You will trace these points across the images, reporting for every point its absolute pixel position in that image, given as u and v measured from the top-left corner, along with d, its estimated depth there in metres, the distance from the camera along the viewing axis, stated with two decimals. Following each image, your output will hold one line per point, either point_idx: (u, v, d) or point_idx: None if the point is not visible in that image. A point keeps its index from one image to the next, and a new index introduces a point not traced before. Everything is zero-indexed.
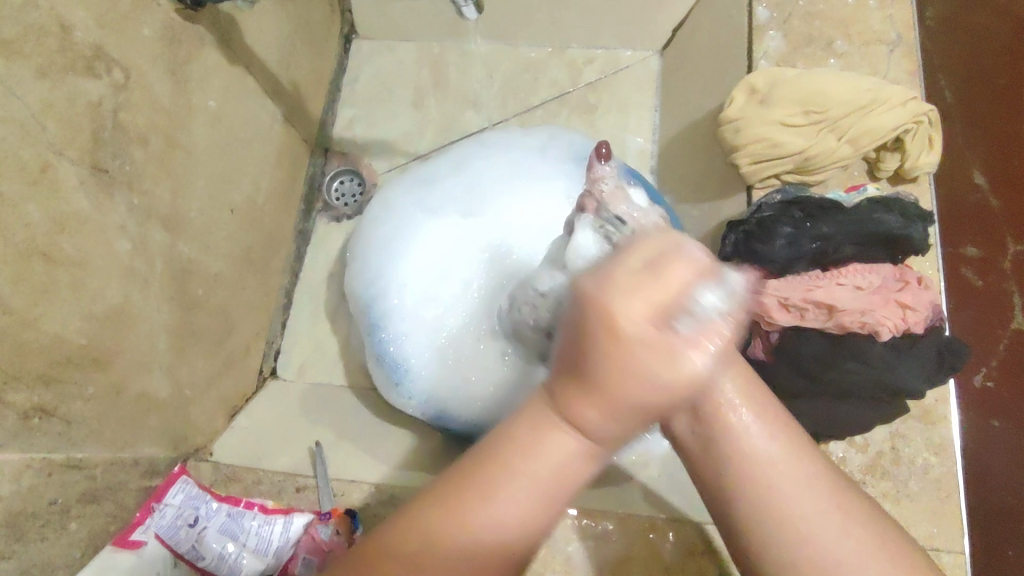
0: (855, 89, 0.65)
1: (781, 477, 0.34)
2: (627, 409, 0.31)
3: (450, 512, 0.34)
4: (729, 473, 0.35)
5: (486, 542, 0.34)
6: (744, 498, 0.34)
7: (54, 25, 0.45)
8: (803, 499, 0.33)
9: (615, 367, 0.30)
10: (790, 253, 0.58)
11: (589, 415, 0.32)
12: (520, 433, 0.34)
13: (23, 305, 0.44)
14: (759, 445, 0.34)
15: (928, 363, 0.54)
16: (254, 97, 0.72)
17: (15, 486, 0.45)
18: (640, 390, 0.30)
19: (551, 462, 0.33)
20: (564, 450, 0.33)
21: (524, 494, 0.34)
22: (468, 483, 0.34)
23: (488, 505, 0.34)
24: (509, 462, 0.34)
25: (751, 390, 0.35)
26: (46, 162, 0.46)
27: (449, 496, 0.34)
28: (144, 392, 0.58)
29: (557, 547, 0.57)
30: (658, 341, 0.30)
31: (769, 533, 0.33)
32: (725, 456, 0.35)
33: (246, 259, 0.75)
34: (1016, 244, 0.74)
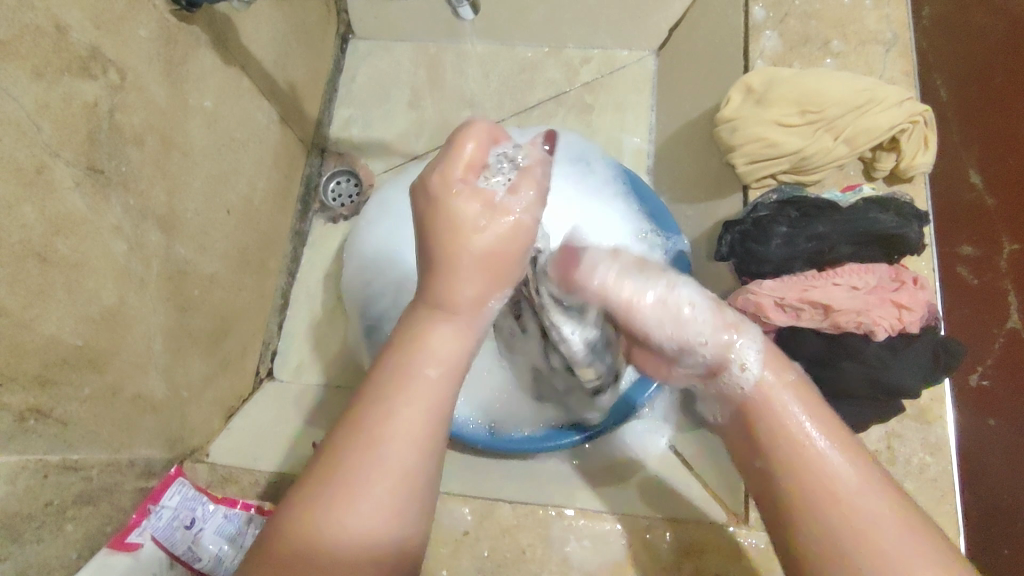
0: (850, 89, 0.65)
1: (859, 500, 0.39)
2: (465, 273, 0.41)
3: (330, 500, 0.37)
4: (813, 491, 0.40)
5: (375, 512, 0.37)
6: (821, 512, 0.40)
7: (50, 26, 0.45)
8: (880, 517, 0.39)
9: (448, 245, 0.41)
10: (785, 252, 0.59)
11: (456, 288, 0.41)
12: (408, 352, 0.41)
13: (19, 307, 0.44)
14: (839, 471, 0.40)
15: (924, 362, 0.54)
16: (250, 98, 0.72)
17: (12, 488, 0.45)
18: (472, 253, 0.41)
19: (428, 360, 0.40)
20: (443, 339, 0.41)
21: (416, 411, 0.39)
22: (347, 460, 0.38)
23: (368, 484, 0.37)
24: (398, 373, 0.40)
25: (830, 426, 0.42)
26: (42, 163, 0.45)
27: (342, 470, 0.37)
28: (141, 393, 0.58)
29: (554, 547, 0.57)
30: (478, 211, 0.41)
31: (848, 547, 0.38)
32: (806, 479, 0.41)
33: (242, 260, 0.75)
34: (1011, 242, 0.74)
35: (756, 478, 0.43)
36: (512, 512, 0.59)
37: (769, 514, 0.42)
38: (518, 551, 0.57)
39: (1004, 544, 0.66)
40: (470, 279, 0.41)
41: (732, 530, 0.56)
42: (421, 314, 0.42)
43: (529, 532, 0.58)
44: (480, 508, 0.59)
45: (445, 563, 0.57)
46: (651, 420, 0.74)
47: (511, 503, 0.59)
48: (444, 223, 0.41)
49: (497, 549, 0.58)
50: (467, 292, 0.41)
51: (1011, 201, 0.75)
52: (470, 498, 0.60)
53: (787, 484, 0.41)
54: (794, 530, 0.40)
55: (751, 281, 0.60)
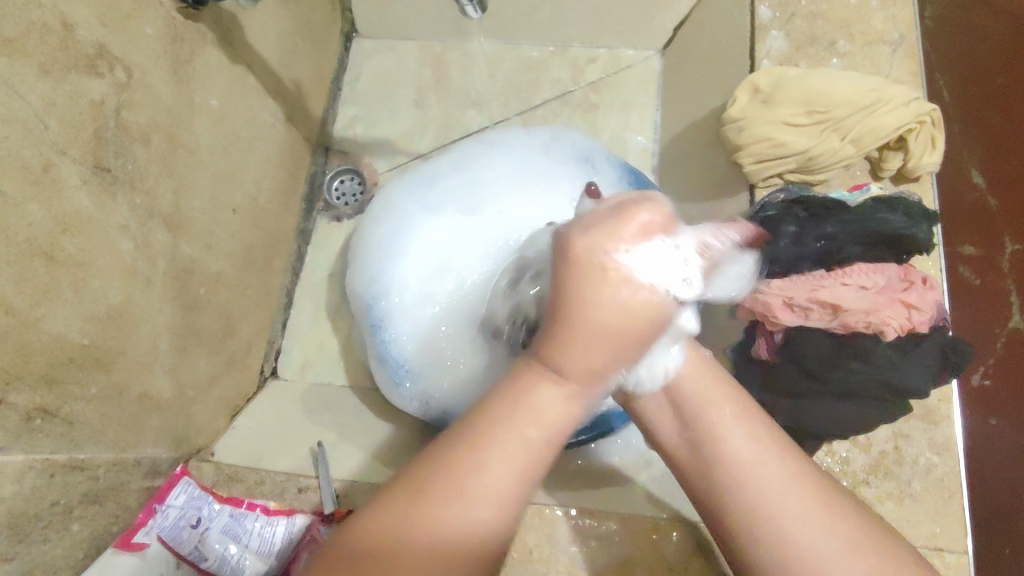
0: (858, 89, 0.65)
1: (762, 473, 0.39)
2: (600, 338, 0.35)
3: (430, 504, 0.35)
4: (718, 465, 0.40)
5: (471, 522, 0.35)
6: (734, 488, 0.39)
7: (56, 23, 0.45)
8: (778, 487, 0.38)
9: (584, 301, 0.35)
10: (794, 252, 0.58)
11: (571, 356, 0.36)
12: (513, 389, 0.37)
13: (26, 306, 0.44)
14: (738, 445, 0.40)
15: (932, 361, 0.54)
16: (256, 96, 0.72)
17: (18, 487, 0.45)
18: (606, 316, 0.35)
19: (536, 415, 0.36)
20: (547, 400, 0.37)
21: (508, 466, 0.36)
22: (449, 470, 0.36)
23: (470, 498, 0.35)
24: (499, 417, 0.37)
25: (730, 400, 0.42)
26: (48, 162, 0.45)
27: (437, 479, 0.36)
28: (147, 392, 0.58)
29: (561, 548, 0.57)
30: (616, 271, 0.35)
31: (753, 517, 0.38)
32: (709, 453, 0.41)
33: (248, 259, 0.74)
34: (1013, 242, 0.74)
35: (677, 459, 0.43)
36: (518, 513, 0.59)
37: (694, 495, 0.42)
38: (525, 551, 0.57)
39: (1006, 543, 0.67)
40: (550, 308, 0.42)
41: None
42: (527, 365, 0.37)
43: (536, 532, 0.58)
44: None
45: None
46: None
47: (519, 503, 0.59)
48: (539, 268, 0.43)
49: (504, 549, 0.57)
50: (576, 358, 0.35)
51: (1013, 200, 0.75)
52: None
53: (697, 461, 0.41)
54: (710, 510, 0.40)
55: (760, 282, 0.60)
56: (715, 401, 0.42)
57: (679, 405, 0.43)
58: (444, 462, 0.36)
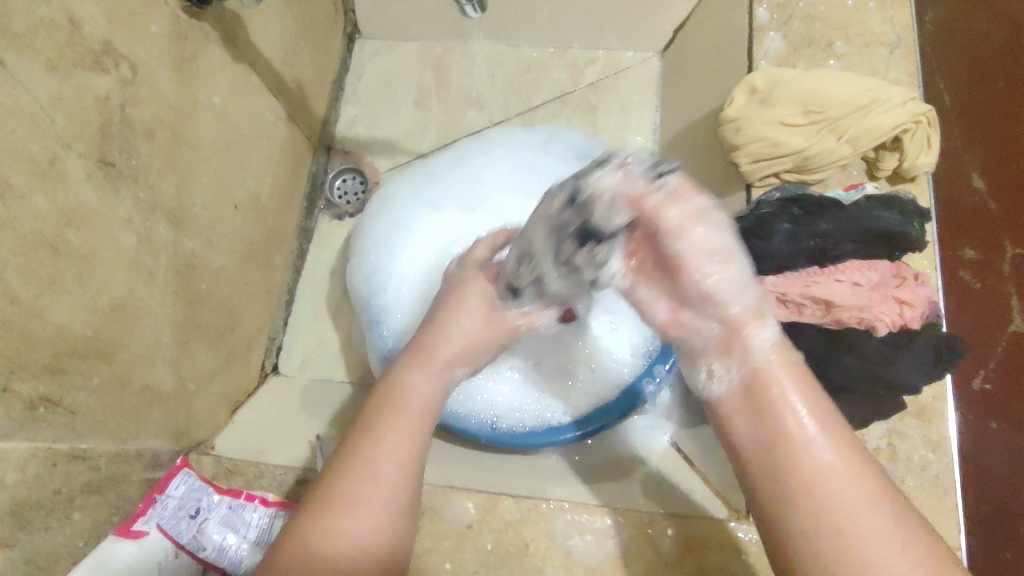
0: (855, 89, 0.65)
1: (835, 484, 0.41)
2: (451, 330, 0.53)
3: (329, 515, 0.43)
4: (799, 471, 0.42)
5: (368, 522, 0.43)
6: (802, 491, 0.42)
7: (63, 19, 0.46)
8: (856, 499, 0.41)
9: (451, 310, 0.55)
10: (787, 249, 0.59)
11: (438, 346, 0.52)
12: (394, 384, 0.50)
13: (31, 296, 0.45)
14: (821, 454, 0.42)
15: (924, 358, 0.54)
16: (259, 95, 0.73)
17: (21, 475, 0.45)
18: (462, 316, 0.54)
19: (412, 398, 0.49)
20: (418, 382, 0.50)
21: (393, 445, 0.46)
22: (346, 474, 0.45)
23: (360, 500, 0.44)
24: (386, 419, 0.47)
25: (818, 408, 0.44)
26: (54, 155, 0.46)
27: (337, 487, 0.44)
28: (148, 385, 0.59)
29: (556, 542, 0.58)
30: (475, 286, 0.56)
31: (831, 536, 0.40)
32: (784, 453, 0.43)
33: (249, 255, 0.75)
34: (1013, 247, 0.75)
35: (742, 452, 0.45)
36: (514, 506, 0.59)
37: (749, 486, 0.45)
38: (521, 545, 0.58)
39: (1006, 547, 0.67)
40: (449, 342, 0.53)
41: (732, 526, 0.57)
42: (401, 365, 0.52)
43: (532, 526, 0.58)
44: (482, 501, 0.60)
45: (447, 557, 0.58)
46: (653, 417, 0.75)
47: (515, 497, 0.60)
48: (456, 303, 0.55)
49: (500, 543, 0.58)
50: (442, 350, 0.52)
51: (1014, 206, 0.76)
52: (473, 492, 0.60)
53: (773, 458, 0.43)
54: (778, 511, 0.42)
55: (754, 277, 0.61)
56: (804, 415, 0.44)
57: (763, 406, 0.45)
58: (346, 454, 0.46)
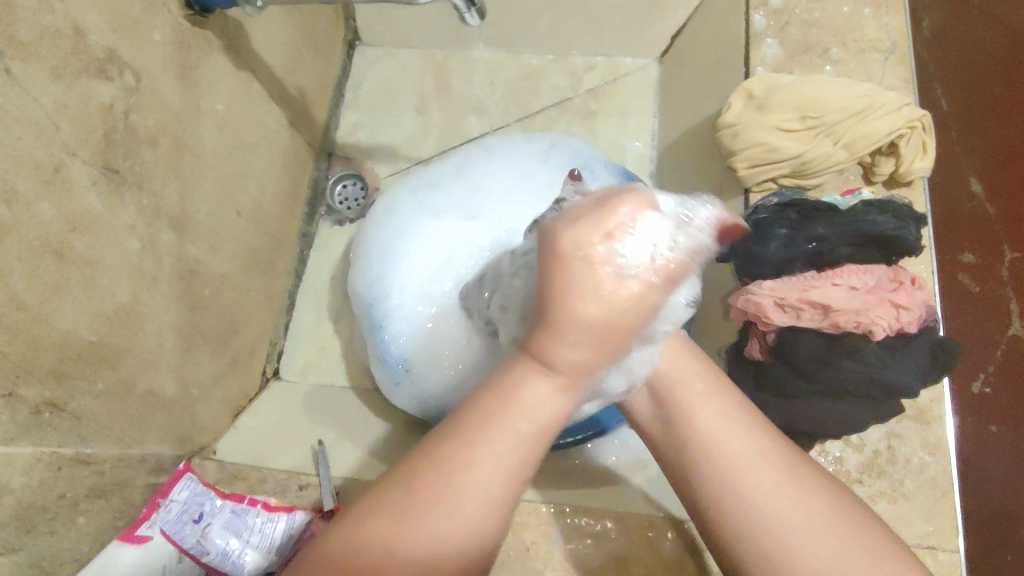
0: (851, 95, 0.66)
1: (733, 450, 0.42)
2: (586, 334, 0.35)
3: (405, 520, 0.36)
4: (692, 445, 0.43)
5: (456, 526, 0.37)
6: (701, 464, 0.43)
7: (69, 28, 0.47)
8: (748, 459, 0.42)
9: (569, 298, 0.35)
10: (785, 254, 0.59)
11: (561, 348, 0.36)
12: (503, 390, 0.37)
13: (37, 302, 0.46)
14: (710, 424, 0.44)
15: (920, 360, 0.55)
16: (261, 102, 0.74)
17: (27, 479, 0.46)
18: (588, 305, 0.35)
19: (518, 409, 0.37)
20: (538, 394, 0.37)
21: (496, 464, 0.37)
22: (432, 476, 0.37)
23: (455, 504, 0.37)
24: (487, 422, 0.37)
25: (715, 389, 0.45)
26: (59, 162, 0.47)
27: (414, 480, 0.37)
28: (152, 390, 0.59)
29: (557, 545, 0.58)
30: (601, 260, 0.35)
31: (738, 500, 0.40)
32: (688, 433, 0.44)
33: (252, 261, 0.76)
34: (1012, 250, 0.76)
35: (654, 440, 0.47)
36: (516, 510, 0.60)
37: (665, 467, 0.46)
38: (522, 549, 0.58)
39: (1008, 550, 0.68)
40: (572, 341, 0.36)
41: None
42: (518, 367, 0.38)
43: (533, 530, 0.59)
44: None
45: None
46: None
47: (516, 500, 0.60)
48: (567, 277, 0.35)
49: (502, 546, 0.58)
50: (574, 355, 0.36)
51: (1009, 210, 0.77)
52: None
53: (672, 439, 0.45)
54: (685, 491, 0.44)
55: (753, 282, 0.61)
56: (701, 396, 0.45)
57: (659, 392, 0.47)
58: (425, 458, 0.38)
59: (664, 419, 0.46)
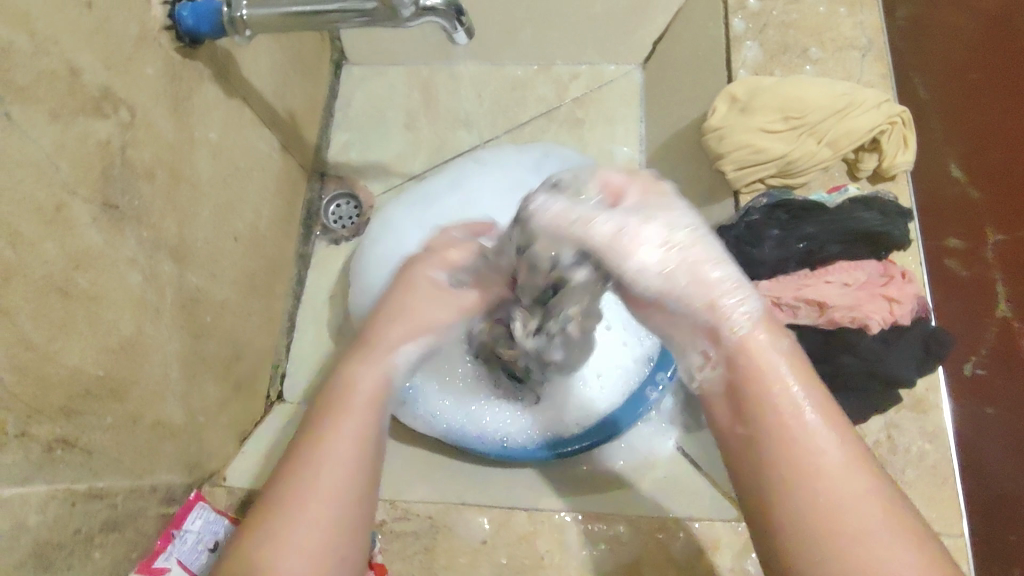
0: (831, 94, 0.68)
1: (837, 477, 0.38)
2: (400, 312, 0.52)
3: (260, 539, 0.41)
4: (784, 451, 0.39)
5: (302, 546, 0.41)
6: (803, 482, 0.38)
7: (64, 69, 0.47)
8: (855, 489, 0.38)
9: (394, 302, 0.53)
10: (778, 255, 0.60)
11: (387, 330, 0.51)
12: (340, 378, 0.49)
13: (43, 340, 0.46)
14: (821, 443, 0.39)
15: (914, 352, 0.56)
16: (252, 127, 0.74)
17: (41, 517, 0.47)
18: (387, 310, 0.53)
19: (354, 395, 0.47)
20: (363, 375, 0.48)
21: (348, 444, 0.45)
22: (281, 489, 0.43)
23: (298, 516, 0.42)
24: (327, 418, 0.46)
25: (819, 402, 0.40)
26: (60, 202, 0.47)
27: (279, 494, 0.43)
28: (160, 420, 0.60)
29: (570, 553, 0.60)
30: (433, 283, 0.54)
31: (841, 543, 0.36)
32: (790, 450, 0.39)
33: (251, 285, 0.76)
34: (996, 232, 0.77)
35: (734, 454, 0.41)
36: (527, 520, 0.62)
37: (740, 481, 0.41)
38: (536, 557, 0.60)
39: (1011, 531, 0.69)
40: (401, 325, 0.51)
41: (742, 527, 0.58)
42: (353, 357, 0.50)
43: (546, 538, 0.60)
44: (496, 517, 0.62)
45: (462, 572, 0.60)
46: (656, 422, 0.76)
47: (527, 511, 0.62)
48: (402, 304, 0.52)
49: (514, 556, 0.60)
50: (389, 337, 0.51)
51: (996, 190, 0.78)
52: (485, 508, 0.62)
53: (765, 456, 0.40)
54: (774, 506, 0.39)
55: (749, 283, 0.62)
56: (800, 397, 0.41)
57: (747, 402, 0.41)
58: (283, 473, 0.44)
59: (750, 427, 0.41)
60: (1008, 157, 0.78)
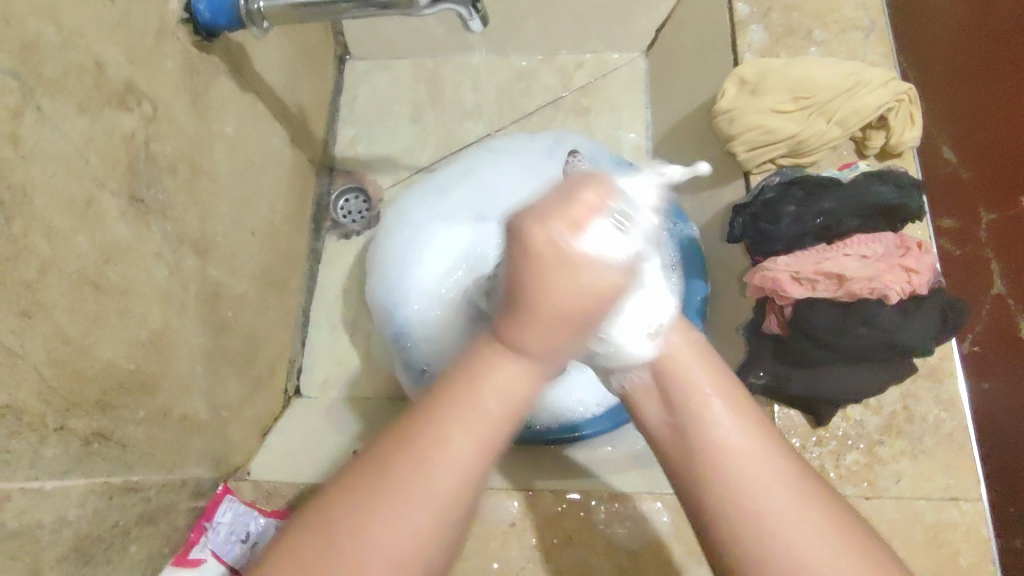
0: (838, 74, 0.69)
1: (747, 461, 0.39)
2: (550, 319, 0.35)
3: (349, 528, 0.34)
4: (697, 439, 0.41)
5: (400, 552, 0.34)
6: (713, 469, 0.40)
7: (90, 63, 0.47)
8: (760, 471, 0.39)
9: (528, 256, 0.35)
10: (795, 231, 0.61)
11: (518, 332, 0.36)
12: (467, 368, 0.37)
13: (79, 333, 0.46)
14: (732, 435, 0.41)
15: (933, 321, 0.58)
16: (265, 122, 0.74)
17: (81, 510, 0.46)
18: (562, 298, 0.35)
19: (490, 396, 0.36)
20: (507, 378, 0.37)
21: (471, 440, 0.36)
22: (386, 479, 0.35)
23: (407, 508, 0.34)
24: (454, 402, 0.36)
25: (728, 391, 0.43)
26: (90, 196, 0.47)
27: (382, 480, 0.35)
28: (187, 414, 0.60)
29: (598, 531, 0.61)
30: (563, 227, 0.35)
31: (749, 522, 0.37)
32: (700, 438, 0.41)
33: (267, 280, 0.76)
34: (988, 211, 0.77)
35: (660, 441, 0.44)
36: (554, 501, 0.63)
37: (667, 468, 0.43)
38: (566, 537, 0.61)
39: (1009, 503, 0.70)
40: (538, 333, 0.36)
41: None
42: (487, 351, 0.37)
43: (574, 519, 0.62)
44: (526, 499, 0.63)
45: (495, 555, 0.61)
46: None
47: (553, 492, 0.64)
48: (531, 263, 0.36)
49: (545, 537, 0.61)
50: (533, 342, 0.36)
51: (988, 167, 0.78)
52: (513, 491, 0.64)
53: (679, 442, 0.42)
54: (702, 516, 0.40)
55: (767, 260, 0.64)
56: (710, 391, 0.43)
57: (672, 395, 0.44)
58: (404, 441, 0.36)
59: (673, 418, 0.43)
60: (997, 138, 0.77)
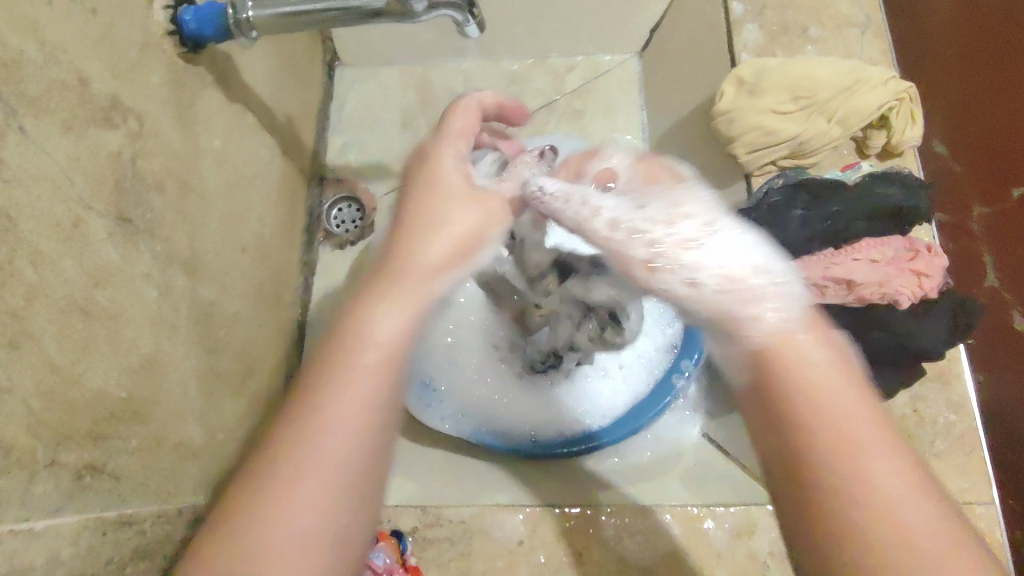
0: (838, 72, 0.68)
1: (871, 447, 0.35)
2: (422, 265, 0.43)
3: (256, 511, 0.33)
4: (802, 404, 0.37)
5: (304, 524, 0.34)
6: (835, 447, 0.35)
7: (74, 79, 0.45)
8: (881, 461, 0.35)
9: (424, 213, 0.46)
10: (802, 234, 0.60)
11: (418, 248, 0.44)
12: (350, 329, 0.39)
13: (68, 363, 0.44)
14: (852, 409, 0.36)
15: (945, 324, 0.56)
16: (253, 132, 0.72)
17: (75, 549, 0.43)
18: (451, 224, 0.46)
19: (371, 349, 0.38)
20: (387, 324, 0.39)
21: (351, 394, 0.37)
22: (288, 451, 0.35)
23: (295, 504, 0.34)
24: (327, 371, 0.37)
25: (843, 373, 0.38)
26: (77, 218, 0.45)
27: (270, 467, 0.35)
28: (183, 439, 0.58)
29: (609, 547, 0.61)
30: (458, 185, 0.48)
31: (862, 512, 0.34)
32: (806, 418, 0.37)
33: (260, 296, 0.74)
34: (981, 204, 0.73)
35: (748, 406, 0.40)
36: (562, 518, 0.62)
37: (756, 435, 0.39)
38: (575, 553, 0.61)
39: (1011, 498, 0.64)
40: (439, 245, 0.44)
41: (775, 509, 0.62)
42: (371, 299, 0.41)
43: (581, 535, 0.61)
44: (532, 515, 0.63)
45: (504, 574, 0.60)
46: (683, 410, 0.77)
47: (562, 507, 0.63)
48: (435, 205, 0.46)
49: (553, 554, 0.61)
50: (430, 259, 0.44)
51: (977, 161, 0.74)
52: (520, 507, 0.63)
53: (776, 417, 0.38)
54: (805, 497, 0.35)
55: None
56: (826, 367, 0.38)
57: (771, 372, 0.39)
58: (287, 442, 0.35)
59: (773, 392, 0.39)
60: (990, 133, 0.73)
